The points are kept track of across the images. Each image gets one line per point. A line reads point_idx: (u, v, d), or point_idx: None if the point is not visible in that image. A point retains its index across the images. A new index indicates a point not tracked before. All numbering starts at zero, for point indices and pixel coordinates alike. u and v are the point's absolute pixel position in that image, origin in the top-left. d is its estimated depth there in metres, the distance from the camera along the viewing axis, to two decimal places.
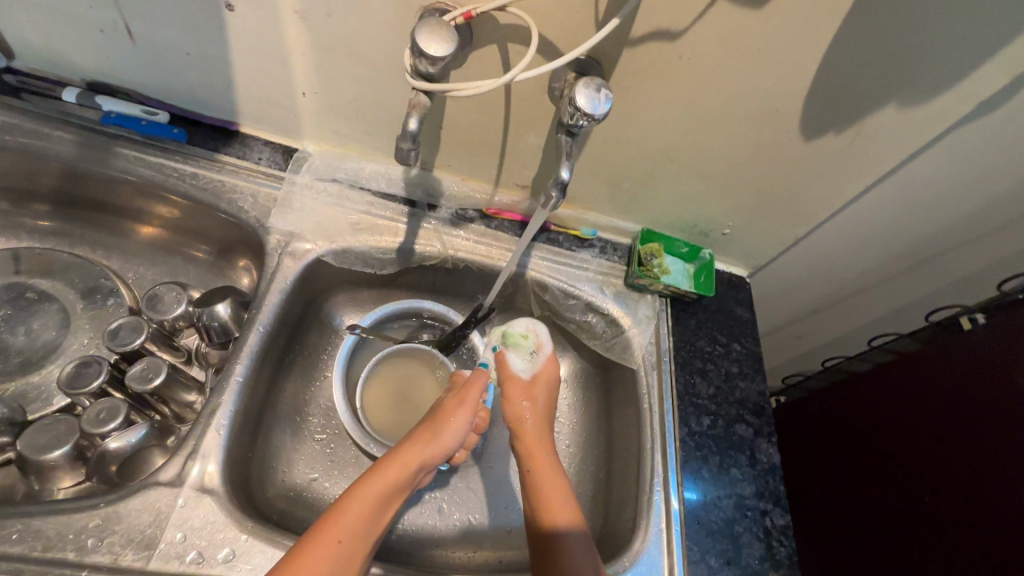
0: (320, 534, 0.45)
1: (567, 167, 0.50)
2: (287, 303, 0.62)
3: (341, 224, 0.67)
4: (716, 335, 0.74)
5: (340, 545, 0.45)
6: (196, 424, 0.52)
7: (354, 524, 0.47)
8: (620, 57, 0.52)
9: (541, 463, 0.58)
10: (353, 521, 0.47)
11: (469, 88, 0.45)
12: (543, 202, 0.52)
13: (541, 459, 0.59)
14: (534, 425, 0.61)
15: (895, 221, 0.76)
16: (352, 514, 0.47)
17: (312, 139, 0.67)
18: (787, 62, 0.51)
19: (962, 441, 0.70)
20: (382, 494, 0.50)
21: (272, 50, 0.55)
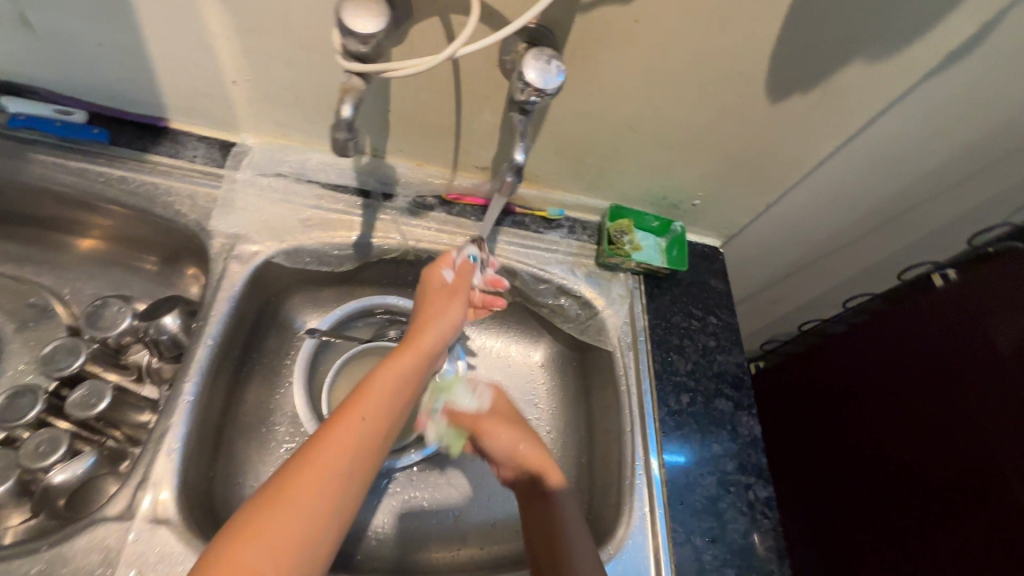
0: (343, 418, 0.47)
1: (521, 149, 0.47)
2: (237, 311, 0.58)
3: (291, 221, 0.62)
4: (692, 310, 0.72)
5: (361, 424, 0.47)
6: (144, 451, 0.48)
7: (374, 406, 0.48)
8: (572, 25, 0.48)
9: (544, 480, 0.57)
10: (371, 406, 0.48)
11: (406, 68, 0.40)
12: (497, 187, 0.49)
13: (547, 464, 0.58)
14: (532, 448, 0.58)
15: (866, 181, 0.74)
16: (369, 400, 0.49)
17: (251, 130, 0.62)
18: (750, 20, 0.48)
19: (943, 399, 0.71)
20: (395, 382, 0.51)
21: (192, 35, 0.50)
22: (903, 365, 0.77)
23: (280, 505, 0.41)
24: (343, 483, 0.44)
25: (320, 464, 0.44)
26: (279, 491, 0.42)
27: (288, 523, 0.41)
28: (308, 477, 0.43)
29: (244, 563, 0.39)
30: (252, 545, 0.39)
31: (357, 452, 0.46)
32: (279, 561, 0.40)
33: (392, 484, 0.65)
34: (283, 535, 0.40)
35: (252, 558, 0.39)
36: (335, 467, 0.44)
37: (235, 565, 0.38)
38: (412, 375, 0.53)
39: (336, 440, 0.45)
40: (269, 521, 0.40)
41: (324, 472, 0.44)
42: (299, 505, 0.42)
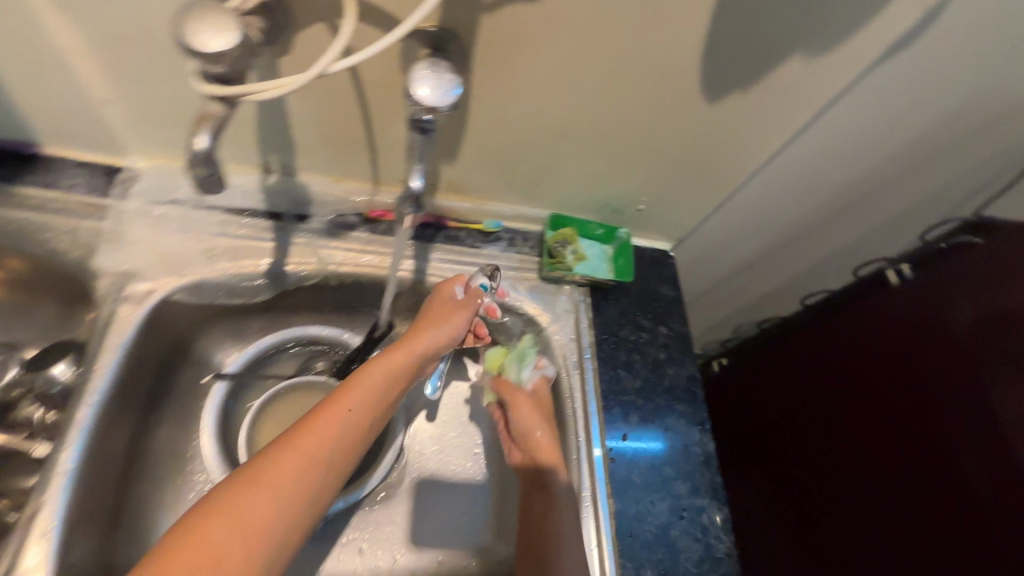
0: (331, 404, 0.46)
1: (419, 173, 0.42)
2: (130, 359, 0.52)
3: (190, 253, 0.56)
4: (641, 321, 0.68)
5: (348, 415, 0.46)
6: (13, 539, 0.43)
7: (363, 396, 0.48)
8: (477, 27, 0.43)
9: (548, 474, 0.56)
10: (360, 395, 0.47)
11: (269, 91, 0.35)
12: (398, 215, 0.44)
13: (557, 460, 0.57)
14: (548, 438, 0.58)
15: (817, 177, 0.71)
16: (360, 387, 0.48)
17: (139, 153, 0.55)
18: (674, 15, 0.43)
19: (902, 397, 0.69)
20: (387, 373, 0.50)
21: (39, 50, 0.43)
22: (866, 363, 0.75)
23: (257, 485, 0.39)
24: (321, 470, 0.43)
25: (303, 448, 0.42)
26: (260, 470, 0.40)
27: (262, 505, 0.39)
28: (291, 459, 0.41)
29: (210, 539, 0.36)
30: (223, 521, 0.37)
31: (338, 442, 0.45)
32: (247, 541, 0.38)
33: (329, 527, 0.61)
34: (256, 516, 0.38)
35: (220, 535, 0.37)
36: (317, 452, 0.43)
37: (201, 540, 0.36)
38: (405, 368, 0.52)
39: (322, 426, 0.44)
40: (245, 499, 0.39)
41: (307, 458, 0.42)
42: (276, 487, 0.40)
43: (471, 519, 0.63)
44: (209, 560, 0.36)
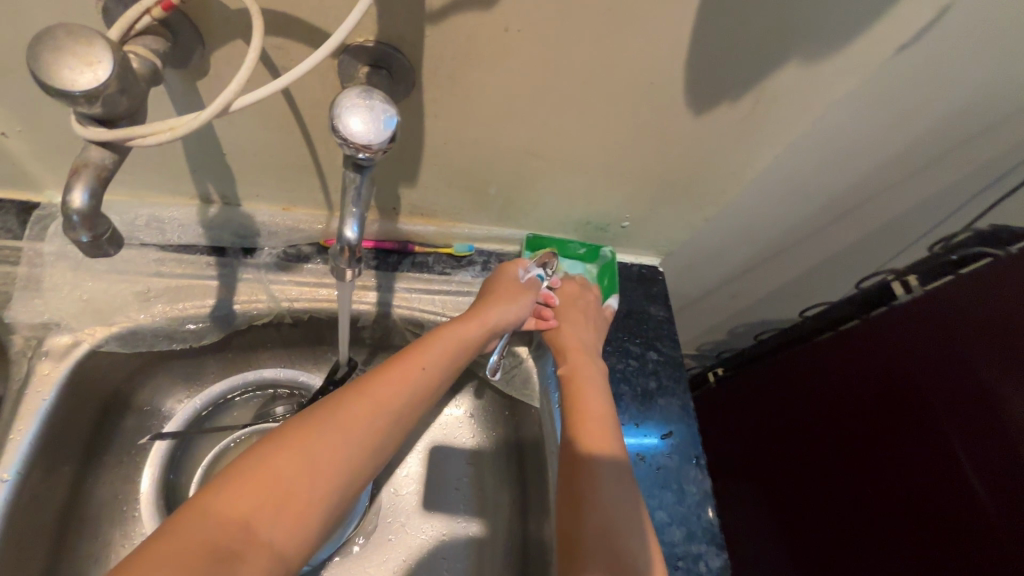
0: (406, 359, 0.44)
1: (353, 220, 0.36)
2: (54, 424, 0.46)
3: (121, 297, 0.50)
4: (629, 347, 0.63)
5: (420, 373, 0.44)
6: None
7: (435, 355, 0.46)
8: (423, 40, 0.37)
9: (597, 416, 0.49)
10: (434, 353, 0.46)
11: (163, 131, 0.28)
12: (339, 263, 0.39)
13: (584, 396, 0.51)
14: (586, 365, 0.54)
15: (817, 184, 0.65)
16: (434, 346, 0.46)
17: (57, 187, 0.49)
18: (652, 22, 0.37)
19: (908, 424, 0.64)
20: (458, 335, 0.48)
21: None
22: (869, 382, 0.70)
23: (330, 424, 0.37)
24: (391, 425, 0.41)
25: (377, 398, 0.40)
26: (334, 413, 0.38)
27: (333, 448, 0.37)
28: (363, 407, 0.39)
29: (279, 478, 0.34)
30: (297, 456, 0.35)
31: (409, 398, 0.42)
32: (313, 482, 0.35)
33: None
34: (325, 457, 0.36)
35: (290, 469, 0.35)
36: (388, 405, 0.41)
37: (271, 471, 0.34)
38: (475, 331, 0.50)
39: (396, 380, 0.42)
40: (318, 438, 0.36)
41: (379, 409, 0.40)
42: (347, 431, 0.38)
43: (451, 567, 0.57)
44: (277, 495, 0.34)
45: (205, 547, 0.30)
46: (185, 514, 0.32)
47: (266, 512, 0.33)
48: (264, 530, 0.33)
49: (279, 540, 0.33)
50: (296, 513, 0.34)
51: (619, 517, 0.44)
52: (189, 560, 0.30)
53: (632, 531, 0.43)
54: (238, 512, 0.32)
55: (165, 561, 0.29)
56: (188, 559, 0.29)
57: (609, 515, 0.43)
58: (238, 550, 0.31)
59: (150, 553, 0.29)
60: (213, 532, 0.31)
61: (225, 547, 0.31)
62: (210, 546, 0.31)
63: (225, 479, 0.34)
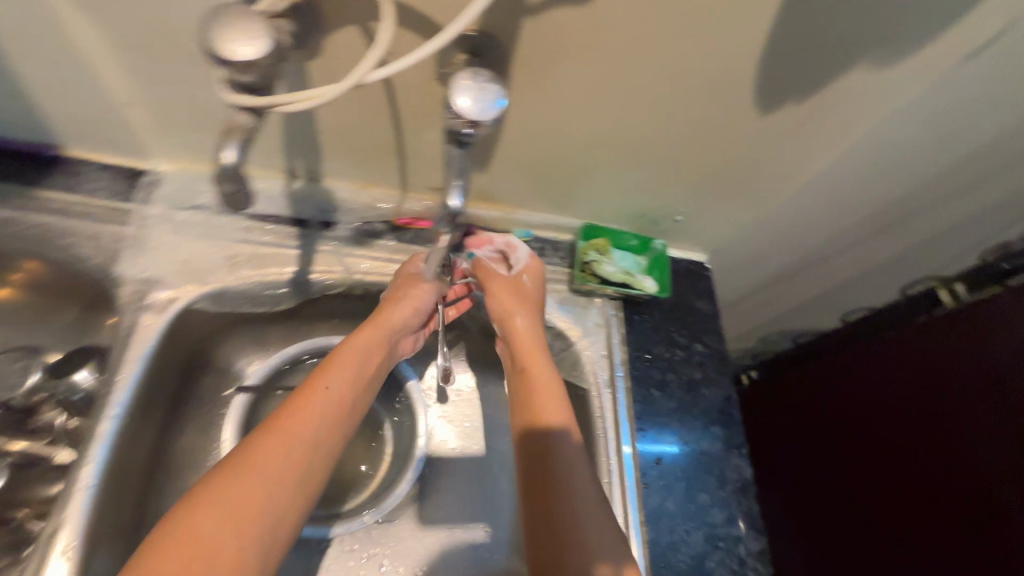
0: (306, 390, 0.47)
1: (458, 191, 0.39)
2: (150, 372, 0.50)
3: (212, 259, 0.54)
4: (675, 338, 0.65)
5: (325, 397, 0.47)
6: (34, 550, 0.41)
7: (340, 379, 0.49)
8: (519, 33, 0.40)
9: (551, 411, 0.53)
10: (337, 378, 0.49)
11: (305, 99, 0.33)
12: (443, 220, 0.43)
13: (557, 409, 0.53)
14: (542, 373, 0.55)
15: (871, 190, 0.66)
16: (334, 370, 0.49)
17: (162, 156, 0.54)
18: (733, 23, 0.40)
19: (945, 430, 0.65)
20: (359, 356, 0.52)
21: (61, 52, 0.41)
22: (907, 388, 0.71)
23: (242, 471, 0.40)
24: (310, 450, 0.44)
25: (285, 432, 0.44)
26: (242, 462, 0.41)
27: (250, 489, 0.40)
28: (272, 444, 0.43)
29: (201, 532, 0.37)
30: (212, 510, 0.38)
31: (320, 423, 0.46)
32: (240, 527, 0.38)
33: (349, 541, 0.57)
34: (246, 501, 0.39)
35: (210, 522, 0.37)
36: (300, 436, 0.44)
37: (193, 532, 0.37)
38: (379, 351, 0.54)
39: (303, 411, 0.46)
40: (232, 488, 0.39)
41: (289, 443, 0.43)
42: (258, 473, 0.41)
43: (496, 536, 0.60)
44: (203, 549, 0.36)
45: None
46: None
47: (202, 567, 0.36)
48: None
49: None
50: (230, 559, 0.37)
51: (576, 510, 0.49)
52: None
53: (589, 523, 0.48)
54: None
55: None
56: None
57: (567, 511, 0.48)
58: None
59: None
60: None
61: None
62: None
63: (145, 556, 0.35)
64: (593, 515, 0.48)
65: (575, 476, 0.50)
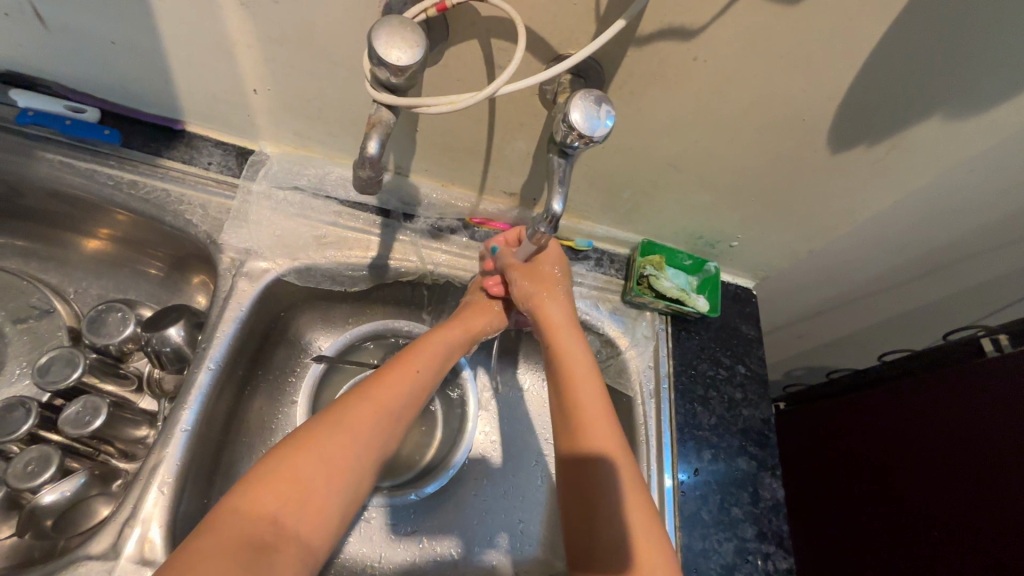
0: (399, 365, 0.49)
1: (560, 196, 0.43)
2: (242, 333, 0.55)
3: (304, 237, 0.59)
4: (719, 357, 0.68)
5: (415, 376, 0.49)
6: (137, 479, 0.46)
7: (425, 361, 0.51)
8: (624, 58, 0.43)
9: (593, 413, 0.51)
10: (424, 361, 0.51)
11: (442, 104, 0.40)
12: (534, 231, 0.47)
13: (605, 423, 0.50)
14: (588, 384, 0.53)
15: (924, 235, 0.68)
16: (421, 354, 0.52)
17: (270, 139, 0.59)
18: (823, 67, 0.43)
19: (974, 475, 0.67)
20: (442, 347, 0.54)
21: (211, 40, 0.46)
22: (939, 431, 0.72)
23: (338, 429, 0.43)
24: (394, 420, 0.46)
25: (379, 400, 0.46)
26: (336, 421, 0.43)
27: (344, 447, 0.42)
28: (366, 409, 0.45)
29: (299, 477, 0.39)
30: (311, 457, 0.40)
31: (408, 398, 0.48)
32: (330, 479, 0.40)
33: (392, 516, 0.63)
34: (338, 456, 0.41)
35: (308, 470, 0.40)
36: (391, 404, 0.46)
37: (289, 473, 0.39)
38: (456, 344, 0.56)
39: (391, 384, 0.47)
40: (327, 442, 0.41)
41: (380, 408, 0.45)
42: (354, 434, 0.43)
43: (527, 529, 0.65)
44: (299, 492, 0.39)
45: (246, 544, 0.35)
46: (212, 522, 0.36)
47: (293, 508, 0.38)
48: (291, 525, 0.38)
49: (307, 531, 0.39)
50: (318, 508, 0.39)
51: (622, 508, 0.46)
52: (232, 553, 0.34)
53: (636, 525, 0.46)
54: (267, 509, 0.37)
55: (209, 559, 0.33)
56: (232, 550, 0.34)
57: (608, 512, 0.46)
58: (273, 543, 0.36)
59: (200, 547, 0.34)
60: (249, 531, 0.36)
61: (258, 539, 0.36)
62: (248, 541, 0.35)
63: (248, 487, 0.38)
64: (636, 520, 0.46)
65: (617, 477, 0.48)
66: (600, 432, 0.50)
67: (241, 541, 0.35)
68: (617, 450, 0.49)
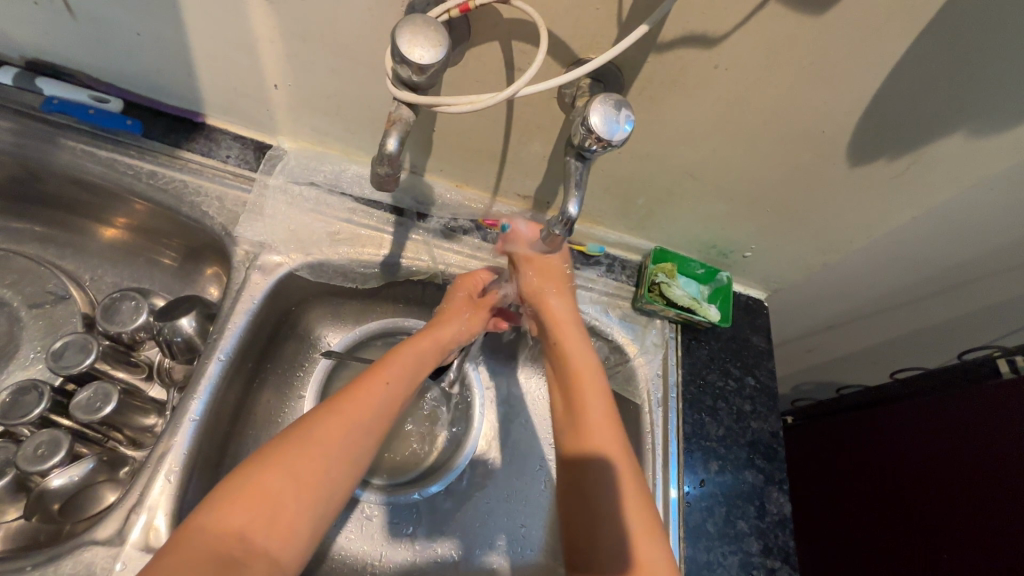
0: (370, 376, 0.48)
1: (576, 200, 0.43)
2: (253, 325, 0.55)
3: (318, 233, 0.60)
4: (729, 368, 0.67)
5: (386, 387, 0.47)
6: (145, 466, 0.46)
7: (398, 370, 0.49)
8: (644, 64, 0.43)
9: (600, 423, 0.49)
10: (397, 371, 0.49)
11: (462, 104, 0.40)
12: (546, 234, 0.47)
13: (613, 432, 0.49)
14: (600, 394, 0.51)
15: (941, 252, 0.67)
16: (394, 363, 0.50)
17: (288, 135, 0.59)
18: (845, 78, 0.43)
19: (987, 499, 0.66)
20: (416, 355, 0.52)
21: (235, 34, 0.46)
22: (952, 453, 0.71)
23: (307, 442, 0.41)
24: (366, 433, 0.44)
25: (348, 412, 0.44)
26: (303, 435, 0.42)
27: (313, 460, 0.41)
28: (336, 422, 0.43)
29: (268, 492, 0.38)
30: (279, 472, 0.39)
31: (381, 410, 0.46)
32: (299, 494, 0.39)
33: (394, 516, 0.63)
34: (308, 471, 0.40)
35: (277, 485, 0.39)
36: (360, 418, 0.44)
37: (257, 489, 0.38)
38: (432, 353, 0.54)
39: (363, 397, 0.46)
40: (296, 456, 0.40)
41: (349, 421, 0.44)
42: (322, 447, 0.42)
43: (528, 534, 0.65)
44: (267, 508, 0.38)
45: (212, 562, 0.35)
46: (178, 541, 0.35)
47: (261, 524, 0.37)
48: (260, 542, 0.37)
49: (277, 547, 0.38)
50: (288, 524, 0.38)
51: (621, 514, 0.46)
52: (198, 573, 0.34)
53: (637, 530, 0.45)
54: (236, 526, 0.36)
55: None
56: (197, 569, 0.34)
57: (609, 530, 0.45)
58: (241, 560, 0.36)
59: (164, 567, 0.34)
60: (216, 548, 0.35)
61: (225, 555, 0.35)
62: (215, 559, 0.35)
63: (214, 504, 0.37)
64: (640, 521, 0.45)
65: (620, 478, 0.47)
66: (603, 430, 0.49)
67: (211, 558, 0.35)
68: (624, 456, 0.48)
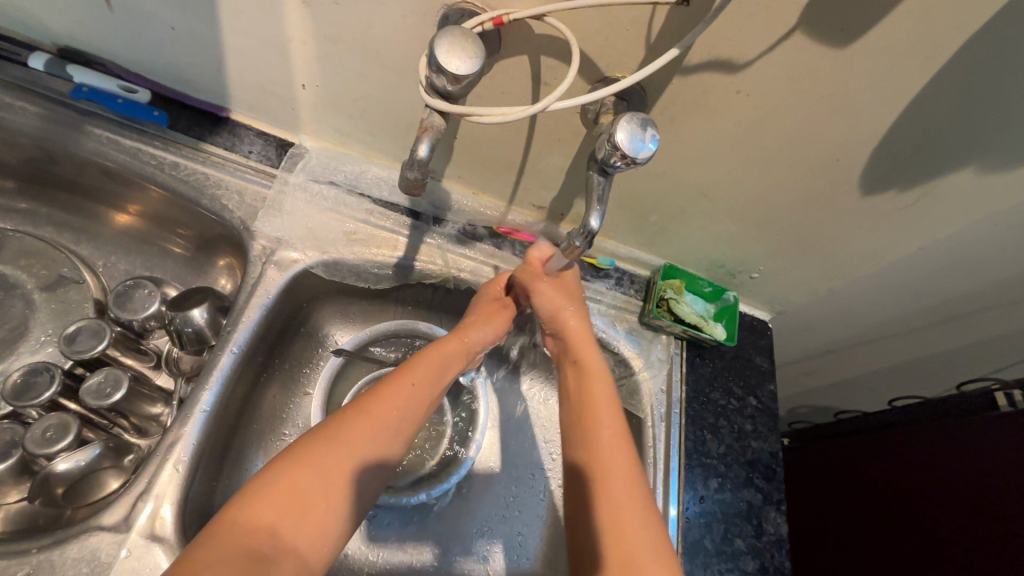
0: (397, 379, 0.48)
1: (597, 214, 0.44)
2: (266, 320, 0.56)
3: (334, 232, 0.61)
4: (732, 387, 0.67)
5: (411, 390, 0.48)
6: (153, 456, 0.46)
7: (423, 374, 0.50)
8: (668, 86, 0.45)
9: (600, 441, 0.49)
10: (422, 375, 0.50)
11: (494, 115, 0.41)
12: (567, 247, 0.48)
13: (611, 448, 0.49)
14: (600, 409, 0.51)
15: (944, 283, 0.68)
16: (421, 366, 0.51)
17: (311, 134, 0.60)
18: (860, 110, 0.44)
19: (981, 532, 0.66)
20: (441, 358, 0.53)
21: (266, 34, 0.47)
22: (952, 483, 0.71)
23: (334, 443, 0.42)
24: (390, 436, 0.45)
25: (375, 415, 0.45)
26: (330, 437, 0.42)
27: (339, 458, 0.41)
28: (363, 424, 0.44)
29: (298, 487, 0.39)
30: (310, 469, 0.40)
31: (404, 414, 0.47)
32: (328, 493, 0.40)
33: (394, 518, 0.63)
34: (336, 470, 0.41)
35: (307, 482, 0.39)
36: (386, 419, 0.45)
37: (287, 485, 0.38)
38: (458, 357, 0.55)
39: (390, 399, 0.46)
40: (324, 455, 0.41)
41: (376, 423, 0.45)
42: (349, 448, 0.42)
43: (525, 543, 0.65)
44: (297, 504, 0.38)
45: (243, 555, 0.35)
46: (215, 532, 0.35)
47: (291, 520, 0.38)
48: (290, 540, 0.37)
49: (304, 546, 0.38)
50: (316, 523, 0.39)
51: (620, 527, 0.44)
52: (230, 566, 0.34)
53: (627, 550, 0.43)
54: (266, 521, 0.37)
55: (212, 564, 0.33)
56: (229, 562, 0.34)
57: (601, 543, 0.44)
58: (271, 558, 0.36)
59: (198, 557, 0.34)
60: (246, 541, 0.35)
61: (257, 549, 0.35)
62: (245, 553, 0.35)
63: (246, 500, 0.38)
64: (626, 542, 0.43)
65: (616, 488, 0.46)
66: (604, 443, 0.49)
67: (240, 550, 0.35)
68: (623, 471, 0.47)
